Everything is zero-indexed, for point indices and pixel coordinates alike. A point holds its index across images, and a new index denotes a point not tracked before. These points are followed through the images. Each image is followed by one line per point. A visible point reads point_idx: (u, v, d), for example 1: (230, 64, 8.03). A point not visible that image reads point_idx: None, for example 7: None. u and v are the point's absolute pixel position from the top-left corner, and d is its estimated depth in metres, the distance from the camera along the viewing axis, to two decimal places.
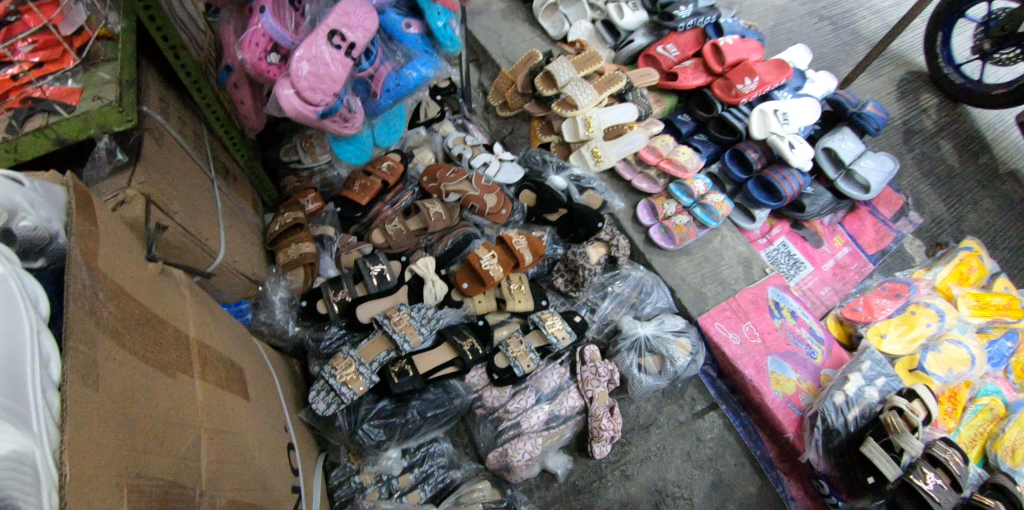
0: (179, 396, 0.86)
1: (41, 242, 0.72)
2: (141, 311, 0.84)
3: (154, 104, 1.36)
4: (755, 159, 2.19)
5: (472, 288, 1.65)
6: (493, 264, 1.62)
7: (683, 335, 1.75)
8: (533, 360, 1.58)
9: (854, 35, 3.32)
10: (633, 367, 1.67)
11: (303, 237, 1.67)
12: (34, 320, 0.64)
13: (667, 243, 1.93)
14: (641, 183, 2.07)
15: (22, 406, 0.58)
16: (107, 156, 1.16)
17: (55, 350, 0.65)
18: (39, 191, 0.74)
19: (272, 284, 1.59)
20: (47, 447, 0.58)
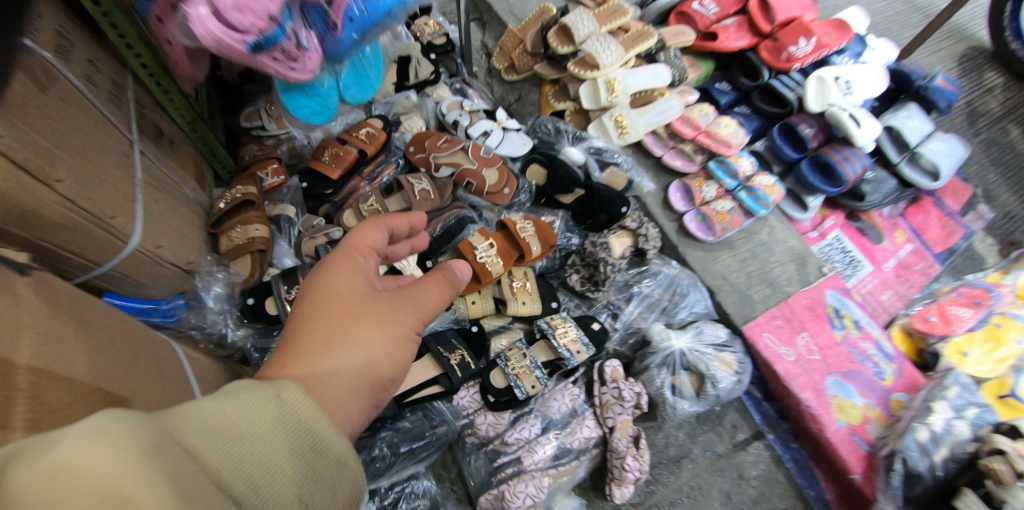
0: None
1: None
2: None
3: (47, 39, 1.03)
4: (809, 136, 1.83)
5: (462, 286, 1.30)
6: (492, 256, 1.27)
7: (726, 350, 1.38)
8: (539, 379, 1.22)
9: (910, 3, 2.92)
10: (665, 389, 1.31)
11: (253, 217, 1.33)
12: None
13: (706, 234, 1.58)
14: (673, 160, 1.70)
15: None
16: None
17: None
18: None
19: (214, 277, 1.27)
20: None
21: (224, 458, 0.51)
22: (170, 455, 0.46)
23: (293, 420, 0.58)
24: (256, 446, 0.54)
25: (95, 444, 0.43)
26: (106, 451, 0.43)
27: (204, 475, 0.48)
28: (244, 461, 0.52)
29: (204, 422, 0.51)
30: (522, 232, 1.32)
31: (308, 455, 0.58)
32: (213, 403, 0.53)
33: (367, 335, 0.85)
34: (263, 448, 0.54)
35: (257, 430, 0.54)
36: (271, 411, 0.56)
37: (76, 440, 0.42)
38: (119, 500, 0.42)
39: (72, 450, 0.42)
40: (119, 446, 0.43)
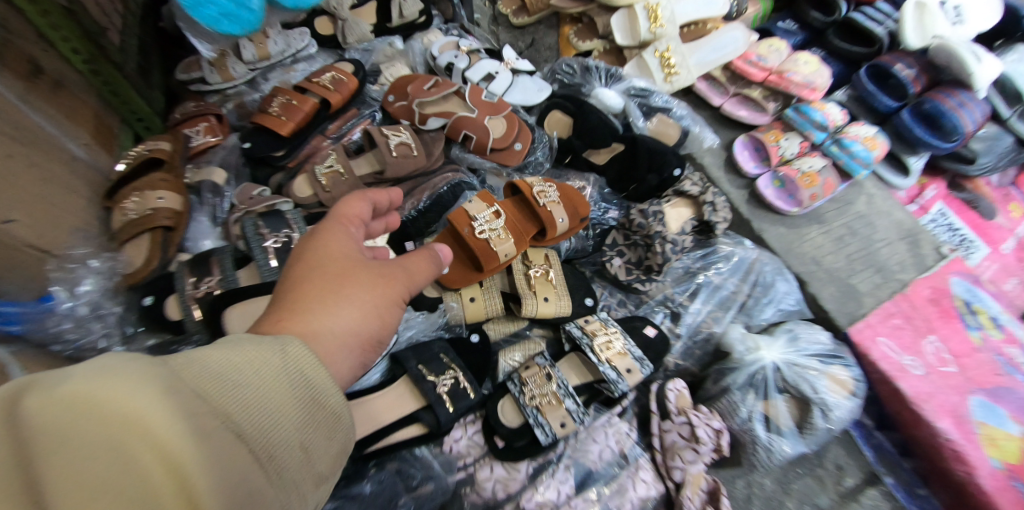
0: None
1: None
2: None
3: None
4: (909, 78, 1.41)
5: (455, 276, 0.88)
6: (500, 229, 0.86)
7: (836, 364, 0.96)
8: (573, 412, 0.81)
9: None
10: (756, 422, 0.89)
11: (161, 183, 0.94)
12: None
13: (788, 204, 1.17)
14: (738, 110, 1.30)
15: None
16: None
17: None
18: None
19: (89, 265, 0.86)
20: None
21: (236, 400, 0.44)
22: (189, 397, 0.41)
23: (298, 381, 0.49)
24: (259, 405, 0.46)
25: (117, 378, 0.39)
26: (133, 385, 0.39)
27: (221, 425, 0.42)
28: (257, 419, 0.45)
29: (202, 371, 0.44)
30: (542, 197, 0.91)
31: (313, 418, 0.49)
32: (215, 351, 0.46)
33: (359, 310, 0.61)
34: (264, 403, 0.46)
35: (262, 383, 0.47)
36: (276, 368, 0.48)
37: (89, 373, 0.39)
38: (146, 436, 0.38)
39: (89, 382, 0.38)
40: (145, 381, 0.40)
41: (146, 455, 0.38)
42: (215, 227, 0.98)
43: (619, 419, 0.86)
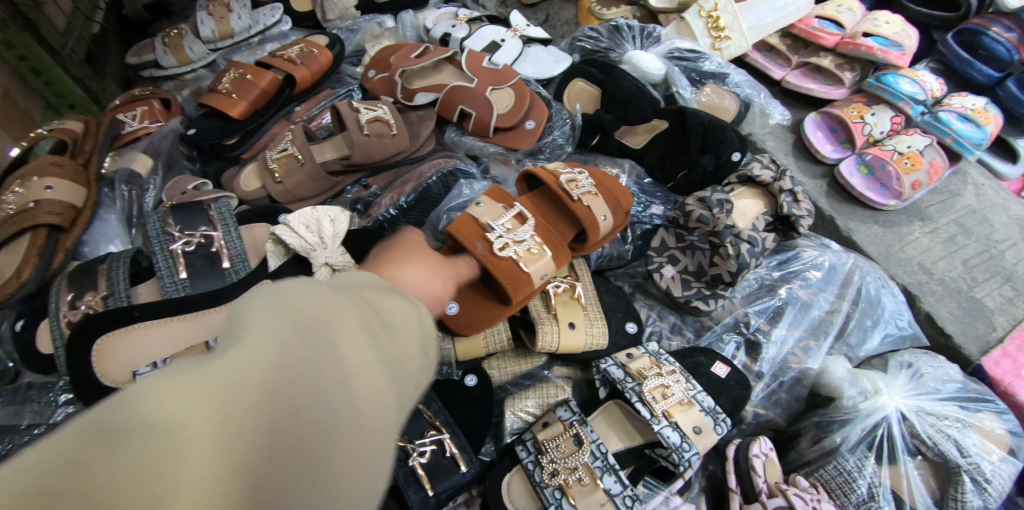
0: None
1: None
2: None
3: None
4: (1011, 43, 1.13)
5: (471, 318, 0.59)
6: (529, 242, 0.59)
7: (984, 411, 0.67)
8: (622, 497, 0.54)
9: None
10: (883, 503, 0.61)
11: (51, 169, 0.70)
12: None
13: (883, 197, 0.91)
14: (806, 82, 1.04)
15: None
16: None
17: None
18: None
19: None
20: None
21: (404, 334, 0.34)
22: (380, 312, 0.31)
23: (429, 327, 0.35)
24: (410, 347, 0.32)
25: (310, 302, 0.28)
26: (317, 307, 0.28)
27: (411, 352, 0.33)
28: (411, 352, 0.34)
29: (387, 317, 0.31)
30: (573, 189, 0.65)
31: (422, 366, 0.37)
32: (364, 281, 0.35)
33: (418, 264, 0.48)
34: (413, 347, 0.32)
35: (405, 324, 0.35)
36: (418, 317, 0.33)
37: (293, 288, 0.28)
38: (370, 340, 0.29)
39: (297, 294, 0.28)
40: (331, 310, 0.28)
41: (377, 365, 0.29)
42: (129, 229, 0.77)
43: (681, 500, 0.59)
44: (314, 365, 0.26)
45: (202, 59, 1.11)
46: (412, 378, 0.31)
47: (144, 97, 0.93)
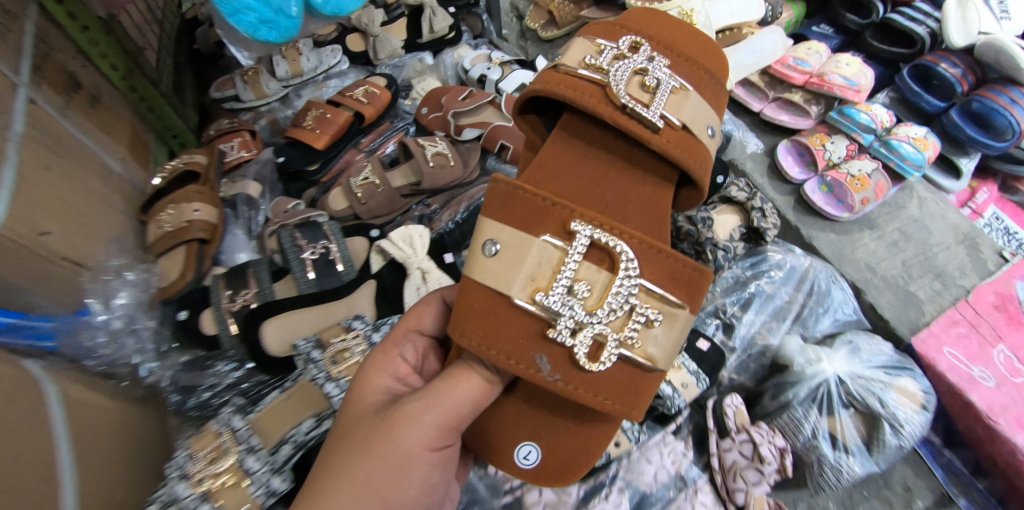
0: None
1: None
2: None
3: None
4: (958, 77, 1.34)
5: (553, 456, 0.61)
6: (634, 296, 0.54)
7: (904, 374, 0.89)
8: (630, 430, 0.77)
9: None
10: (822, 441, 0.83)
11: (193, 193, 0.92)
12: None
13: (839, 209, 1.13)
14: (778, 114, 1.27)
15: None
16: None
17: None
18: None
19: (126, 278, 0.85)
20: None
21: None
22: None
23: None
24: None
25: None
26: None
27: None
28: None
29: None
30: (657, 101, 0.60)
31: None
32: None
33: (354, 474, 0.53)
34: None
35: None
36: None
37: None
38: None
39: None
40: None
41: None
42: (251, 240, 0.99)
43: (673, 438, 0.81)
44: None
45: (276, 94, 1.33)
46: None
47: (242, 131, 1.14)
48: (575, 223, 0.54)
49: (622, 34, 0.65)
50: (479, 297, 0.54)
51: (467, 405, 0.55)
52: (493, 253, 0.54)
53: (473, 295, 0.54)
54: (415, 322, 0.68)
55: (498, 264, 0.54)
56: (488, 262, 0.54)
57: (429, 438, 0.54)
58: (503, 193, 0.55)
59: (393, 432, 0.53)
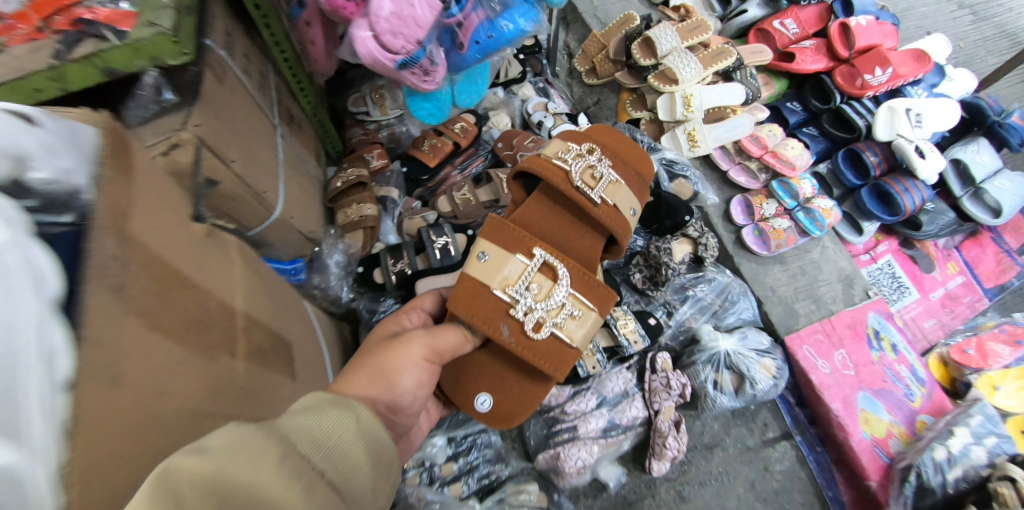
0: (199, 385, 0.66)
1: (62, 197, 0.53)
2: (148, 266, 0.61)
3: (206, 27, 1.13)
4: (873, 164, 1.90)
5: (500, 406, 1.05)
6: (564, 299, 0.98)
7: (767, 356, 1.57)
8: (598, 361, 1.46)
9: (1000, 32, 2.89)
10: (707, 383, 1.52)
11: (365, 197, 1.53)
12: (44, 305, 0.47)
13: (761, 248, 1.73)
14: (738, 176, 1.86)
15: (21, 412, 0.43)
16: (154, 93, 1.00)
17: (68, 341, 0.48)
18: (62, 132, 0.54)
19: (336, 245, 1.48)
20: (59, 463, 0.45)
21: (318, 447, 0.63)
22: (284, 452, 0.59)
23: (380, 440, 0.71)
24: (351, 456, 0.65)
25: (234, 463, 0.54)
26: (237, 469, 0.54)
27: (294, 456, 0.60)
28: (329, 451, 0.64)
29: (307, 439, 0.62)
30: (598, 186, 1.12)
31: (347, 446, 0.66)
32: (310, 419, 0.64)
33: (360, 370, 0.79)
34: (352, 465, 0.65)
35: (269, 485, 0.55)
36: (355, 433, 0.67)
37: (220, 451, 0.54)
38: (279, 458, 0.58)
39: (220, 459, 0.54)
40: (247, 464, 0.55)
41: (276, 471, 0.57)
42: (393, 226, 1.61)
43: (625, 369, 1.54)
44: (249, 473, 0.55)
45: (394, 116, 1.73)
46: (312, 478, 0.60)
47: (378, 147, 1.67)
48: (535, 249, 0.99)
49: (586, 140, 1.18)
50: (472, 284, 0.96)
51: (449, 345, 0.91)
52: (483, 260, 0.98)
53: (469, 282, 0.96)
54: (422, 302, 1.04)
55: (486, 266, 0.97)
56: (480, 263, 0.97)
57: (423, 355, 0.85)
58: (495, 225, 1.00)
59: (394, 348, 0.83)
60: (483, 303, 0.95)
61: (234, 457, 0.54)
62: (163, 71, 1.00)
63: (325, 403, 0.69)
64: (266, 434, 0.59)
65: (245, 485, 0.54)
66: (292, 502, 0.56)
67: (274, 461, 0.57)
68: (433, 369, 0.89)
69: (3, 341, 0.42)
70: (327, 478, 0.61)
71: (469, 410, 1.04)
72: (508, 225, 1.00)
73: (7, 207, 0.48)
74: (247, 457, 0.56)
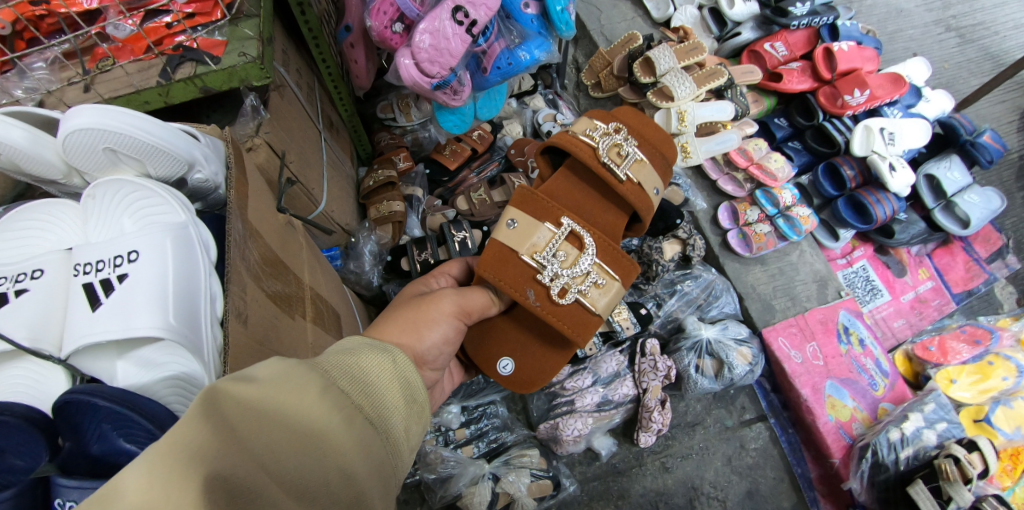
0: (263, 331, 0.82)
1: (208, 190, 0.93)
2: (257, 240, 0.88)
3: (279, 56, 1.35)
4: (849, 177, 2.10)
5: (522, 370, 1.26)
6: (589, 268, 1.15)
7: (744, 344, 1.78)
8: (595, 344, 1.69)
9: (1009, 42, 2.90)
10: (691, 368, 1.73)
11: (395, 195, 1.73)
12: (206, 264, 0.79)
13: (744, 250, 1.97)
14: (725, 185, 2.10)
15: (196, 334, 0.73)
16: (253, 112, 1.20)
17: (219, 290, 0.79)
18: (209, 146, 0.91)
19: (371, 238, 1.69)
20: (210, 368, 0.74)
21: (361, 383, 0.67)
22: (330, 385, 0.63)
23: (415, 386, 0.73)
24: (386, 397, 0.68)
25: (286, 390, 0.59)
26: (289, 395, 0.59)
27: (337, 389, 0.64)
28: (372, 387, 0.67)
29: (351, 374, 0.66)
30: (624, 164, 1.24)
31: (394, 388, 0.70)
32: (352, 358, 0.68)
33: (400, 320, 0.94)
34: (386, 405, 0.67)
35: (314, 409, 0.60)
36: (390, 376, 0.70)
37: (270, 379, 0.60)
38: (325, 388, 0.63)
39: (270, 386, 0.59)
40: (298, 388, 0.60)
41: (324, 400, 0.61)
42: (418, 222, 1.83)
43: (618, 353, 1.76)
44: (298, 398, 0.60)
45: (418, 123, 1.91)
46: (358, 411, 0.64)
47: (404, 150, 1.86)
48: (563, 220, 1.16)
49: (611, 121, 1.30)
50: (502, 249, 1.14)
51: (478, 304, 1.09)
52: (514, 227, 1.15)
53: (499, 248, 1.14)
54: (449, 270, 1.25)
55: (516, 233, 1.15)
56: (510, 229, 1.15)
57: (454, 310, 1.01)
58: (524, 196, 1.18)
59: (431, 304, 0.98)
60: (515, 266, 1.13)
61: (279, 386, 0.59)
62: (257, 93, 1.21)
63: (366, 346, 0.72)
64: (310, 366, 0.63)
65: (288, 409, 0.59)
66: (330, 428, 0.61)
67: (316, 391, 0.61)
68: (459, 326, 1.04)
69: (188, 290, 0.74)
70: (363, 413, 0.65)
71: (492, 372, 1.25)
72: (538, 197, 1.17)
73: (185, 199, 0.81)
74: (292, 385, 0.60)
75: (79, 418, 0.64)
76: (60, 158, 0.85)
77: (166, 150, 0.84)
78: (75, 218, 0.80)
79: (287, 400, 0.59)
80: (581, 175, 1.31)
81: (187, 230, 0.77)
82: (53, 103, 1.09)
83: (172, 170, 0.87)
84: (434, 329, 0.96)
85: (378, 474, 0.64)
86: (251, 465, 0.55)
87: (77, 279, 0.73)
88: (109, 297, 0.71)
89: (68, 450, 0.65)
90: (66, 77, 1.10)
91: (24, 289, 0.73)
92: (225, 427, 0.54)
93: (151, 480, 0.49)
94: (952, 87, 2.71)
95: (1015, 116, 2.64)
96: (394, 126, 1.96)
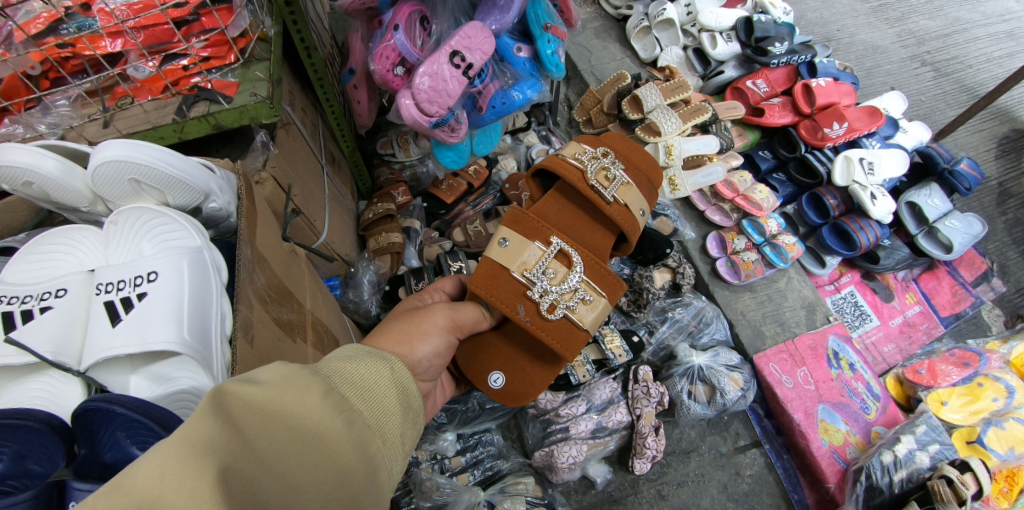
0: (266, 354, 0.87)
1: (220, 218, 1.04)
2: (263, 266, 0.93)
3: (285, 95, 1.44)
4: (833, 206, 2.17)
5: (513, 388, 1.30)
6: (577, 285, 1.21)
7: (735, 370, 1.82)
8: (588, 371, 1.70)
9: (982, 76, 3.02)
10: (685, 396, 1.76)
11: (393, 228, 1.79)
12: (218, 285, 0.90)
13: (732, 277, 2.03)
14: (713, 215, 2.18)
15: (206, 350, 0.84)
16: (263, 148, 1.28)
17: (227, 309, 0.91)
18: (224, 178, 1.03)
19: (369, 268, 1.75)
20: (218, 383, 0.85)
21: (360, 389, 0.71)
22: (333, 390, 0.68)
23: (412, 393, 0.78)
24: (384, 402, 0.73)
25: (291, 392, 0.64)
26: (292, 397, 0.64)
27: (337, 394, 0.68)
28: (371, 394, 0.72)
29: (352, 381, 0.71)
30: (611, 187, 1.31)
31: (390, 393, 0.74)
32: (351, 365, 0.73)
33: (393, 332, 0.98)
34: (385, 410, 0.72)
35: (317, 411, 0.65)
36: (388, 383, 0.75)
37: (278, 380, 0.64)
38: (327, 392, 0.67)
39: (273, 389, 0.63)
40: (302, 391, 0.65)
41: (325, 404, 0.66)
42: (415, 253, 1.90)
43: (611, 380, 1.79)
44: (300, 401, 0.64)
45: (416, 157, 1.99)
46: (357, 415, 0.69)
47: (402, 184, 1.94)
48: (551, 239, 1.22)
49: (598, 145, 1.38)
50: (493, 266, 1.19)
51: (469, 319, 1.13)
52: (505, 245, 1.21)
53: (490, 265, 1.19)
54: (442, 285, 1.30)
55: (506, 251, 1.20)
56: (501, 248, 1.21)
57: (445, 325, 1.05)
58: (515, 216, 1.24)
59: (423, 316, 1.04)
60: (507, 281, 1.18)
61: (284, 389, 0.64)
62: (267, 130, 1.29)
63: (366, 354, 0.77)
64: (315, 372, 0.68)
65: (292, 411, 0.63)
66: (330, 429, 0.65)
67: (318, 396, 0.66)
68: (452, 341, 1.08)
69: (202, 309, 0.85)
70: (364, 417, 0.69)
71: (483, 385, 1.29)
72: (528, 217, 1.24)
73: (200, 228, 0.93)
74: (295, 387, 0.65)
75: (95, 425, 0.74)
76: (88, 188, 0.96)
77: (186, 182, 0.94)
78: (96, 244, 0.92)
79: (292, 400, 0.64)
80: (570, 197, 1.37)
81: (202, 255, 0.89)
82: (73, 137, 1.16)
83: (190, 200, 0.97)
84: (426, 345, 1.00)
85: (375, 478, 0.68)
86: (254, 463, 0.59)
87: (98, 297, 0.84)
88: (129, 314, 0.82)
89: (84, 457, 0.74)
90: (87, 114, 1.18)
91: (48, 307, 0.83)
92: (231, 426, 0.59)
93: (162, 470, 0.54)
94: (931, 117, 2.81)
95: (993, 146, 2.74)
96: (393, 161, 2.05)
